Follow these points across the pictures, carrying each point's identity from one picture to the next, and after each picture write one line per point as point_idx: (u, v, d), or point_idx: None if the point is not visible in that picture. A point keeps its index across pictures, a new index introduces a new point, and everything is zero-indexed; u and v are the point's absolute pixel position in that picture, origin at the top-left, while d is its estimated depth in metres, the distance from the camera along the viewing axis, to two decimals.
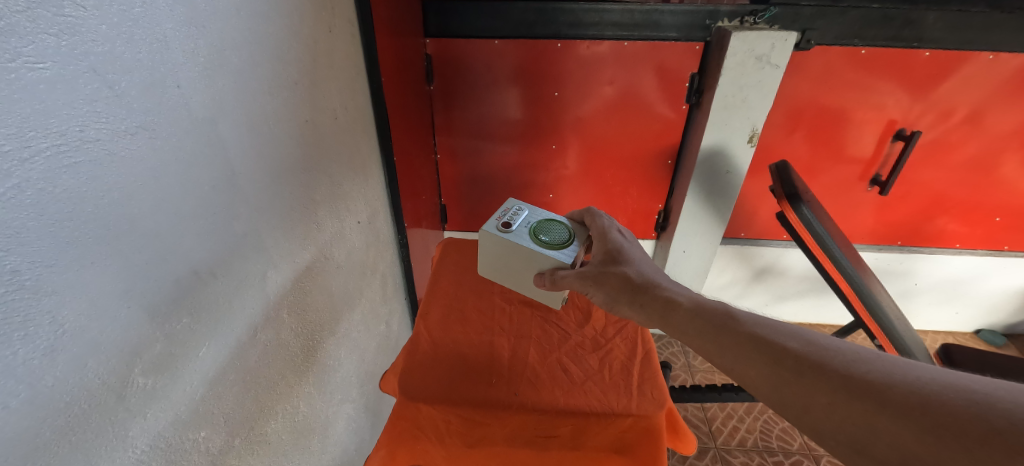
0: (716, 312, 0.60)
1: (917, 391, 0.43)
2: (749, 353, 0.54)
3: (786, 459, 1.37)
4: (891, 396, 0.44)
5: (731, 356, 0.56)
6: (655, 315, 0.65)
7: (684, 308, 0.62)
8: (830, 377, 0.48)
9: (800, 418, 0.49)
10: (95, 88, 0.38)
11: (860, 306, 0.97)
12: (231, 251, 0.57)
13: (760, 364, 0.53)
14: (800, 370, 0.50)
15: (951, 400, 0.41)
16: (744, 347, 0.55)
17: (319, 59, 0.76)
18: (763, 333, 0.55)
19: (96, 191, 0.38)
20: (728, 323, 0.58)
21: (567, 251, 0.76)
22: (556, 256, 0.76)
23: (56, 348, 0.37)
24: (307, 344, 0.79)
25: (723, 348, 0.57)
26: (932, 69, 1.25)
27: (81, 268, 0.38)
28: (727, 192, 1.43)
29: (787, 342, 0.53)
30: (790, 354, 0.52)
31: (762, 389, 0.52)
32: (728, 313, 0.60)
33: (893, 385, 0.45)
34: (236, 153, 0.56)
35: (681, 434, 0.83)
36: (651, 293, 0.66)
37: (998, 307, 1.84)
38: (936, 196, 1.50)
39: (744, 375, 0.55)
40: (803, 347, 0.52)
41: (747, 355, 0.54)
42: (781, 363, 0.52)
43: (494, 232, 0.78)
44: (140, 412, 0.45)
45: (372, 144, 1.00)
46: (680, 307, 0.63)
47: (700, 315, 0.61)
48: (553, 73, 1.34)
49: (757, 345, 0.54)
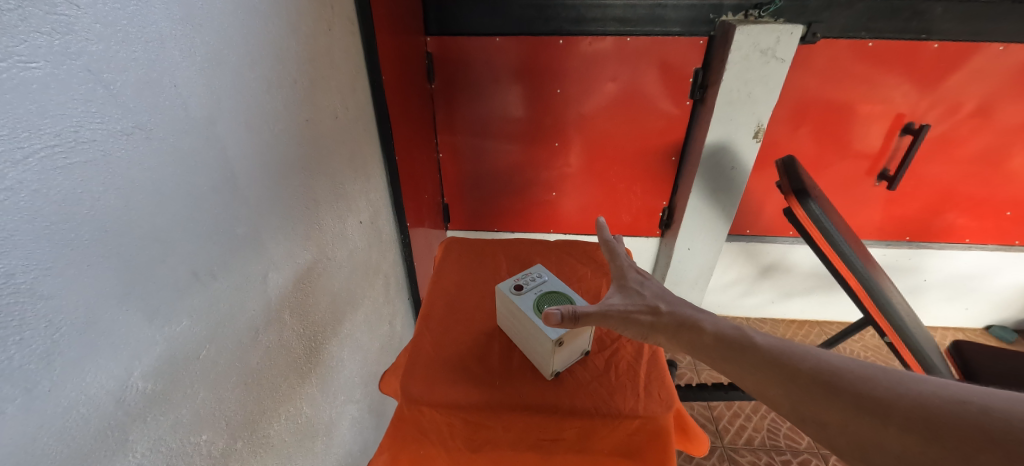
0: (730, 334, 0.59)
1: (922, 404, 0.42)
2: (764, 371, 0.54)
3: (793, 458, 1.35)
4: (898, 411, 0.43)
5: (747, 374, 0.55)
6: (681, 340, 0.62)
7: (706, 334, 0.60)
8: (840, 393, 0.47)
9: (817, 434, 0.48)
10: (90, 88, 0.37)
11: (870, 304, 0.95)
12: (231, 251, 0.56)
13: (776, 382, 0.52)
14: (812, 386, 0.49)
15: (955, 413, 0.40)
16: (759, 365, 0.54)
17: (318, 56, 0.75)
18: (776, 350, 0.55)
19: (91, 192, 0.38)
20: (742, 341, 0.57)
21: (561, 326, 0.67)
22: (546, 326, 0.67)
23: (53, 351, 0.37)
24: (309, 345, 0.78)
25: (740, 367, 0.56)
26: (941, 61, 1.23)
27: (78, 271, 0.38)
28: (733, 189, 1.41)
29: (798, 361, 0.52)
30: (802, 371, 0.51)
31: (778, 406, 0.51)
32: (742, 333, 0.59)
33: (903, 399, 0.44)
34: (236, 154, 0.55)
35: (691, 435, 0.82)
36: (680, 322, 0.64)
37: (1009, 302, 1.81)
38: (945, 190, 1.48)
39: (761, 394, 0.54)
40: (814, 364, 0.51)
41: (761, 373, 0.53)
42: (793, 380, 0.51)
43: (504, 291, 0.74)
44: (140, 416, 0.45)
45: (373, 144, 0.99)
46: (702, 332, 0.61)
47: (716, 336, 0.59)
48: (555, 70, 1.33)
49: (770, 365, 0.53)
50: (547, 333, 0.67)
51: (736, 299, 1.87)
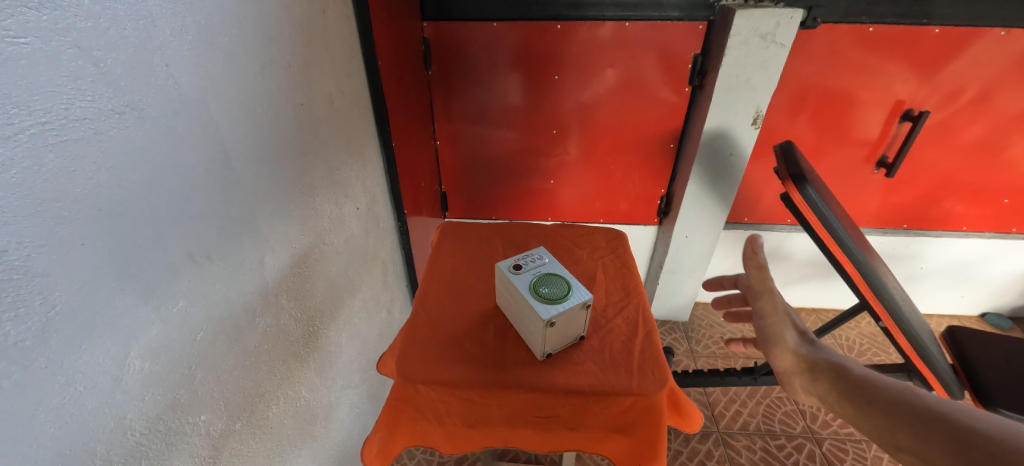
0: (893, 390, 0.46)
1: None
2: (922, 434, 0.40)
3: (788, 442, 1.37)
4: None
5: (903, 438, 0.42)
6: (825, 389, 0.52)
7: (855, 381, 0.49)
8: None
9: None
10: (80, 65, 0.37)
11: (866, 289, 0.94)
12: (226, 234, 0.56)
13: (940, 449, 0.39)
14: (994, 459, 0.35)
15: None
16: (918, 427, 0.41)
17: (312, 39, 0.74)
18: (947, 411, 0.40)
19: (85, 171, 0.38)
20: (898, 396, 0.45)
21: (550, 308, 0.66)
22: (535, 306, 0.67)
23: (49, 328, 0.37)
24: (307, 330, 0.78)
25: (896, 430, 0.43)
26: (941, 47, 1.22)
27: (72, 250, 0.38)
28: (731, 176, 1.41)
29: (979, 429, 0.37)
30: (979, 439, 0.37)
31: None
32: (904, 390, 0.45)
33: None
34: (229, 134, 0.55)
35: (684, 413, 0.82)
36: (829, 367, 0.53)
37: (1005, 290, 1.81)
38: (944, 178, 1.48)
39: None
40: (999, 431, 0.36)
41: (921, 437, 0.40)
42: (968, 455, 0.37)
43: (502, 269, 0.74)
44: (138, 395, 0.45)
45: (370, 130, 0.99)
46: (850, 378, 0.50)
47: (872, 390, 0.47)
48: (553, 57, 1.31)
49: (932, 426, 0.40)
50: (537, 313, 0.66)
51: None
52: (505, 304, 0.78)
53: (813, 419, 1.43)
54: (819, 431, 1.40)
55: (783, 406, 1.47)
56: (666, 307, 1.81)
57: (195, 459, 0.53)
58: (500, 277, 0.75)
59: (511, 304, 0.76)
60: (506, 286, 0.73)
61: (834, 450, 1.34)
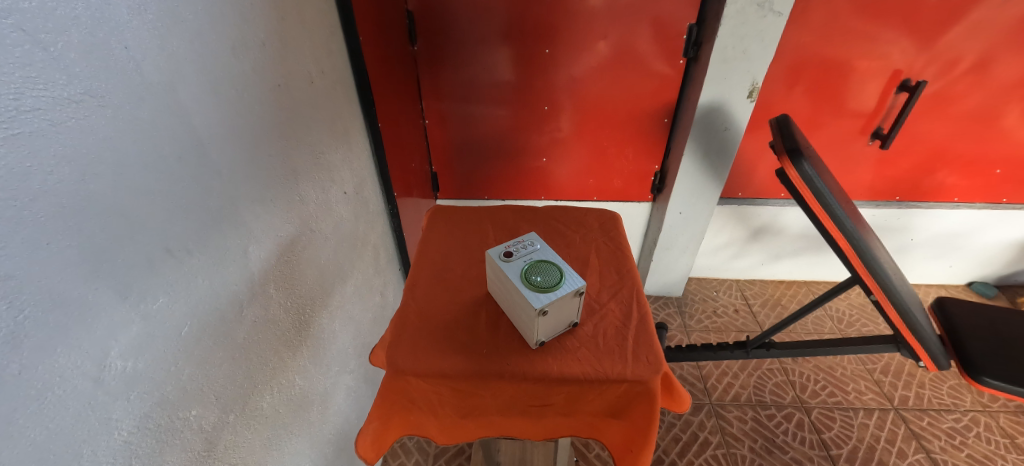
0: None
1: None
2: None
3: (778, 411, 1.40)
4: None
5: None
6: None
7: None
8: None
9: None
10: (26, 50, 0.34)
11: (859, 263, 0.94)
12: (205, 226, 0.54)
13: None
14: None
15: None
16: None
17: (286, 16, 0.70)
18: None
19: (42, 165, 0.36)
20: None
21: (542, 297, 0.66)
22: (527, 295, 0.66)
23: (19, 334, 0.35)
24: (298, 319, 0.77)
25: None
26: (940, 14, 1.19)
27: (37, 250, 0.36)
28: (726, 151, 1.39)
29: None
30: None
31: None
32: None
33: None
34: (201, 120, 0.52)
35: (677, 395, 0.83)
36: None
37: (993, 259, 1.83)
38: (937, 149, 1.47)
39: None
40: None
41: None
42: None
43: (495, 258, 0.73)
44: (122, 395, 0.44)
45: (354, 110, 0.95)
46: None
47: None
48: (544, 28, 1.27)
49: None
50: (529, 301, 0.65)
51: (726, 262, 1.88)
52: (496, 291, 0.77)
53: (802, 389, 1.47)
54: (807, 401, 1.43)
55: (774, 377, 1.50)
56: (660, 284, 1.82)
57: (189, 453, 0.53)
58: (493, 266, 0.73)
59: (504, 292, 0.75)
60: (499, 276, 0.72)
61: (822, 418, 1.38)
